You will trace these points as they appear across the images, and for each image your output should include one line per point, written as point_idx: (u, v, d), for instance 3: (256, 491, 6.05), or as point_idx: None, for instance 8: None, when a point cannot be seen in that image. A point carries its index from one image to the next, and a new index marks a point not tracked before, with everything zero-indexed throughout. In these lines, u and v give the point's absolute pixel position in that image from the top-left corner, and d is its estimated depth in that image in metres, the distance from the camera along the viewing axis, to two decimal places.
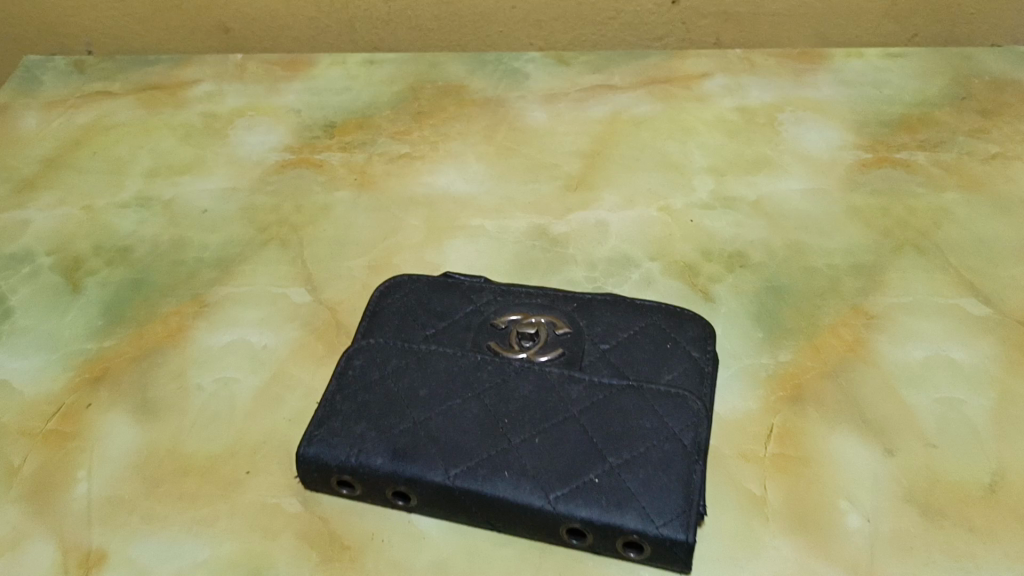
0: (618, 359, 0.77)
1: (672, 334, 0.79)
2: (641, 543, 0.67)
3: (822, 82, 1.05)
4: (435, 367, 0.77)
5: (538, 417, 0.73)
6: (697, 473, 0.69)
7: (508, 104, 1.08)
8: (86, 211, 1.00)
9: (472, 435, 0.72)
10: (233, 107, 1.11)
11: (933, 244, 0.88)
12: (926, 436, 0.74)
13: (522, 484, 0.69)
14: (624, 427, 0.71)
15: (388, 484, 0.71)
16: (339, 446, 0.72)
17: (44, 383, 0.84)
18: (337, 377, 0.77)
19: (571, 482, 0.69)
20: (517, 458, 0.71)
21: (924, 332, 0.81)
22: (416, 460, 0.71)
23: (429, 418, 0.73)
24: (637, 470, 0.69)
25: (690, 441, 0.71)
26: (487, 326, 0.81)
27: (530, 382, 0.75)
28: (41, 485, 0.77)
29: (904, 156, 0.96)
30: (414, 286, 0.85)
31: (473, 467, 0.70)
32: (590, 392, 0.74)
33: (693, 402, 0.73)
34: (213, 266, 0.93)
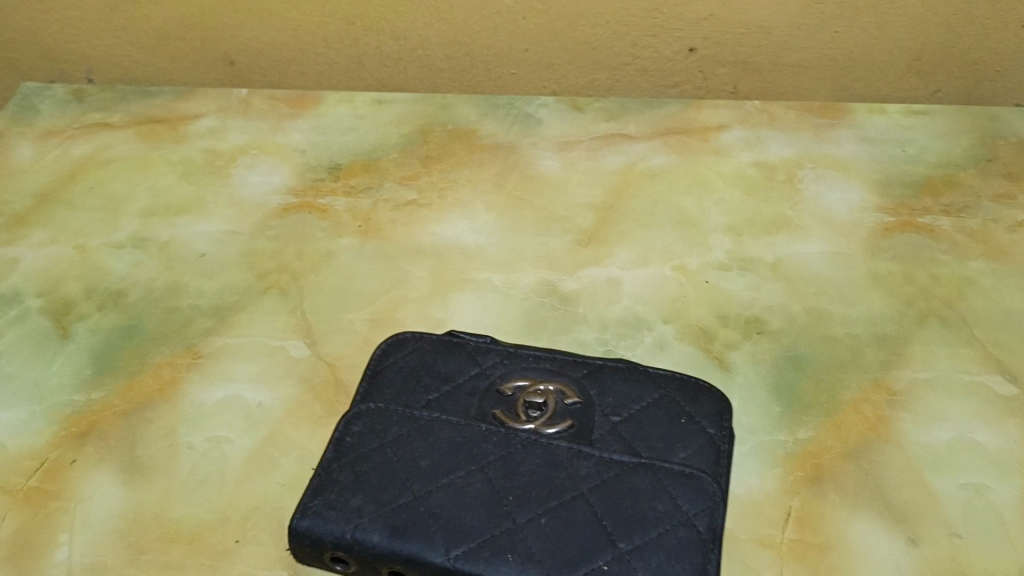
0: (630, 433, 0.73)
1: (687, 407, 0.75)
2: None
3: (843, 139, 1.03)
4: (438, 437, 0.72)
5: (545, 495, 0.68)
6: (712, 562, 0.65)
7: (520, 150, 1.05)
8: (79, 251, 0.97)
9: (475, 513, 0.68)
10: (236, 144, 1.08)
11: (958, 316, 0.84)
12: (952, 525, 0.70)
13: (527, 569, 0.65)
14: (636, 509, 0.67)
15: (385, 563, 0.67)
16: (333, 520, 0.68)
17: (27, 437, 0.80)
18: (334, 443, 0.73)
19: (578, 568, 0.65)
20: (522, 540, 0.66)
21: (949, 411, 0.77)
22: (415, 539, 0.67)
23: (430, 492, 0.69)
24: (649, 557, 0.65)
25: (705, 526, 0.67)
26: (492, 392, 0.77)
27: (537, 456, 0.71)
28: (18, 548, 0.73)
29: (927, 221, 0.93)
30: (417, 345, 0.81)
31: (476, 548, 0.66)
32: (601, 470, 0.70)
33: (709, 484, 0.69)
34: (209, 315, 0.90)
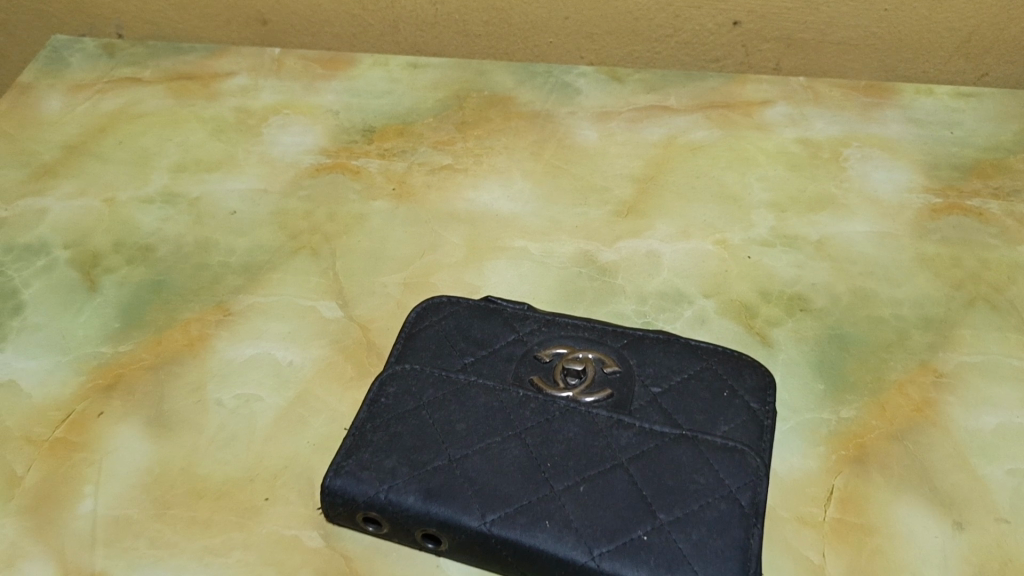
0: (670, 406, 0.71)
1: (729, 381, 0.73)
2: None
3: (890, 119, 1.00)
4: (474, 401, 0.71)
5: (583, 464, 0.67)
6: (755, 538, 0.63)
7: (558, 119, 1.03)
8: (108, 204, 0.95)
9: (511, 479, 0.66)
10: (268, 103, 1.06)
11: (1007, 301, 0.82)
12: (1000, 511, 0.68)
13: (564, 538, 0.63)
14: (676, 481, 0.65)
15: (418, 526, 0.66)
16: (368, 481, 0.67)
17: (52, 387, 0.79)
18: (368, 403, 0.71)
19: (617, 538, 0.63)
20: (560, 508, 0.65)
21: (997, 396, 0.75)
22: (450, 502, 0.65)
23: (465, 456, 0.68)
24: (690, 531, 0.63)
25: (748, 501, 0.65)
26: (530, 359, 0.75)
27: (576, 424, 0.69)
28: (43, 499, 0.72)
29: (976, 204, 0.91)
30: (453, 310, 0.79)
31: (512, 514, 0.65)
32: (642, 440, 0.68)
33: (753, 459, 0.67)
34: (239, 273, 0.88)
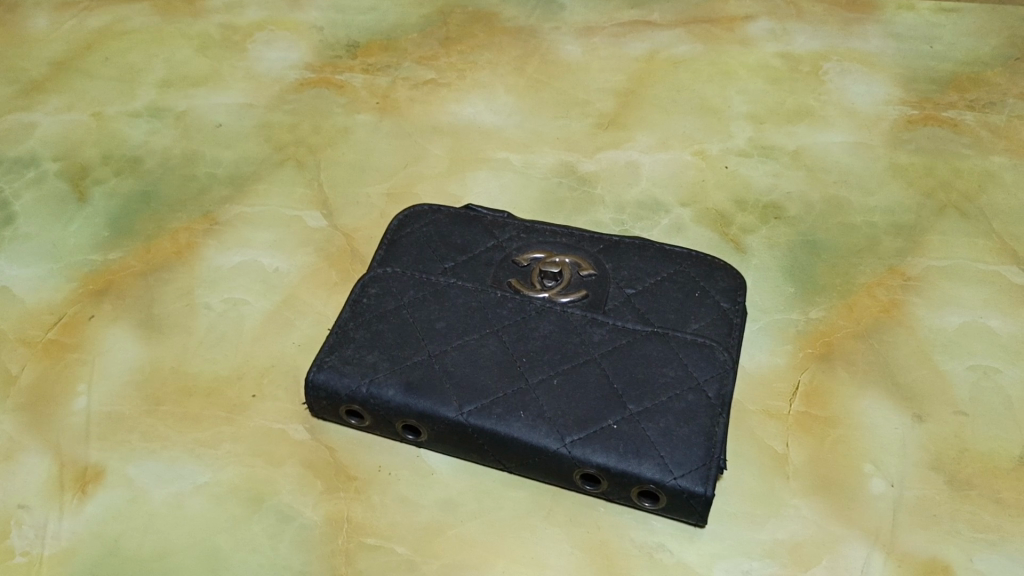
0: (644, 307, 0.73)
1: (701, 283, 0.75)
2: (657, 493, 0.64)
3: (871, 33, 1.01)
4: (453, 300, 0.72)
5: (558, 358, 0.69)
6: (720, 426, 0.65)
7: (541, 35, 1.03)
8: (95, 118, 0.96)
9: (488, 372, 0.68)
10: (252, 19, 1.06)
11: (977, 208, 0.84)
12: (958, 404, 0.71)
13: (539, 426, 0.66)
14: (647, 375, 0.68)
15: (399, 417, 0.68)
16: (350, 374, 0.69)
17: (45, 293, 0.81)
18: (351, 303, 0.73)
19: (588, 427, 0.65)
20: (535, 399, 0.67)
21: (962, 298, 0.77)
22: (430, 394, 0.68)
23: (444, 352, 0.69)
24: (658, 419, 0.65)
25: (715, 393, 0.67)
26: (508, 263, 0.77)
27: (552, 322, 0.71)
28: (39, 396, 0.74)
29: (951, 116, 0.92)
30: (435, 216, 0.80)
31: (489, 405, 0.67)
32: (614, 336, 0.70)
33: (722, 354, 0.69)
34: (225, 184, 0.89)
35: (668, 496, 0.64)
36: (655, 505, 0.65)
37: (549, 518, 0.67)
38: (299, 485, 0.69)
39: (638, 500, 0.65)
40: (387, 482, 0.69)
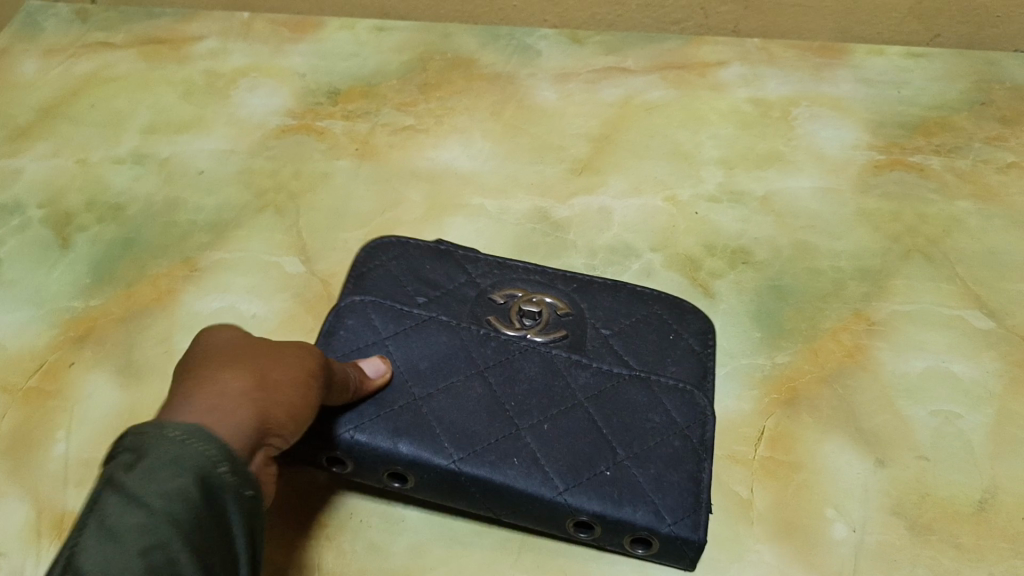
0: (622, 347, 0.74)
1: (674, 326, 0.77)
2: (650, 538, 0.64)
3: (841, 78, 1.03)
4: (436, 341, 0.71)
5: (545, 403, 0.68)
6: (705, 471, 0.67)
7: (518, 81, 1.06)
8: (80, 164, 0.98)
9: (479, 418, 0.67)
10: (236, 66, 1.09)
11: (942, 253, 0.86)
12: (920, 449, 0.72)
13: (533, 474, 0.65)
14: (634, 419, 0.68)
15: (387, 465, 0.66)
16: (338, 418, 0.66)
17: (27, 339, 0.82)
18: (328, 339, 0.71)
19: (582, 473, 0.65)
20: (527, 445, 0.66)
21: (925, 343, 0.79)
22: (421, 440, 0.66)
23: (433, 396, 0.68)
24: (648, 466, 0.66)
25: (699, 439, 0.68)
26: (485, 300, 0.78)
27: (536, 364, 0.71)
28: (19, 442, 0.75)
29: (918, 160, 0.94)
30: (404, 257, 0.81)
31: (481, 452, 0.66)
32: (599, 379, 0.70)
33: (702, 400, 0.70)
34: (206, 230, 0.91)
35: (660, 541, 0.64)
36: (646, 549, 0.65)
37: (517, 564, 0.67)
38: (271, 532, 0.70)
39: (629, 544, 0.65)
40: (357, 529, 0.70)
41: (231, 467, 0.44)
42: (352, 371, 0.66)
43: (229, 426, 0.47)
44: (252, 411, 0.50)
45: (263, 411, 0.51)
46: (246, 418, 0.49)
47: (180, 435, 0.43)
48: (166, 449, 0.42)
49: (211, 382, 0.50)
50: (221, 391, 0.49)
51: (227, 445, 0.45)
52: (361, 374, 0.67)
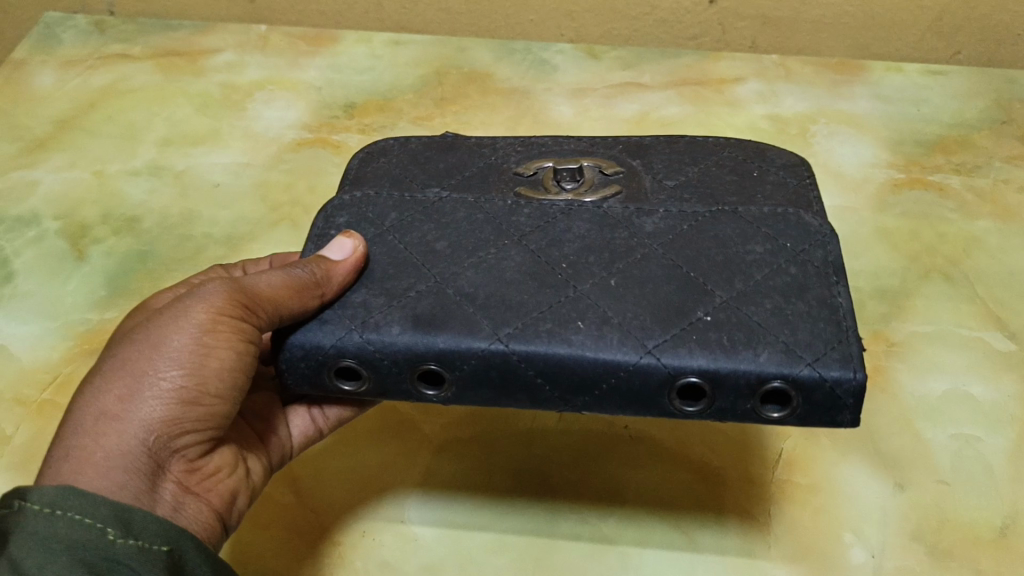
0: (696, 188, 0.69)
1: (757, 165, 0.71)
2: (787, 394, 0.51)
3: (859, 95, 1.03)
4: (453, 215, 0.62)
5: (607, 259, 0.57)
6: (841, 295, 0.54)
7: (534, 96, 1.06)
8: (96, 176, 0.98)
9: (523, 287, 0.56)
10: (252, 79, 1.10)
11: (961, 273, 0.85)
12: (939, 473, 0.71)
13: (608, 335, 0.53)
14: (726, 255, 0.57)
15: (413, 365, 0.54)
16: (334, 323, 0.55)
17: (41, 352, 0.82)
18: (314, 238, 0.61)
19: (673, 326, 0.53)
20: (592, 305, 0.54)
21: (945, 365, 0.78)
22: (449, 326, 0.54)
23: (458, 272, 0.57)
24: (760, 302, 0.54)
25: (820, 260, 0.56)
26: (510, 174, 0.71)
27: (584, 221, 0.61)
28: (32, 456, 0.74)
29: (937, 179, 0.93)
30: (403, 150, 0.75)
31: (533, 326, 0.54)
32: (670, 225, 0.60)
33: (809, 220, 0.59)
34: (221, 243, 0.91)
35: (800, 393, 0.51)
36: (787, 413, 0.52)
37: None
38: (283, 550, 0.69)
39: (762, 410, 0.52)
40: (369, 547, 0.69)
41: (112, 531, 0.45)
42: (303, 268, 0.55)
43: (101, 476, 0.49)
44: (134, 438, 0.51)
45: (150, 430, 0.51)
46: (128, 448, 0.51)
47: (43, 506, 0.44)
48: (29, 524, 0.44)
49: (86, 414, 0.51)
50: (95, 424, 0.50)
51: (104, 506, 0.46)
52: (323, 261, 0.56)
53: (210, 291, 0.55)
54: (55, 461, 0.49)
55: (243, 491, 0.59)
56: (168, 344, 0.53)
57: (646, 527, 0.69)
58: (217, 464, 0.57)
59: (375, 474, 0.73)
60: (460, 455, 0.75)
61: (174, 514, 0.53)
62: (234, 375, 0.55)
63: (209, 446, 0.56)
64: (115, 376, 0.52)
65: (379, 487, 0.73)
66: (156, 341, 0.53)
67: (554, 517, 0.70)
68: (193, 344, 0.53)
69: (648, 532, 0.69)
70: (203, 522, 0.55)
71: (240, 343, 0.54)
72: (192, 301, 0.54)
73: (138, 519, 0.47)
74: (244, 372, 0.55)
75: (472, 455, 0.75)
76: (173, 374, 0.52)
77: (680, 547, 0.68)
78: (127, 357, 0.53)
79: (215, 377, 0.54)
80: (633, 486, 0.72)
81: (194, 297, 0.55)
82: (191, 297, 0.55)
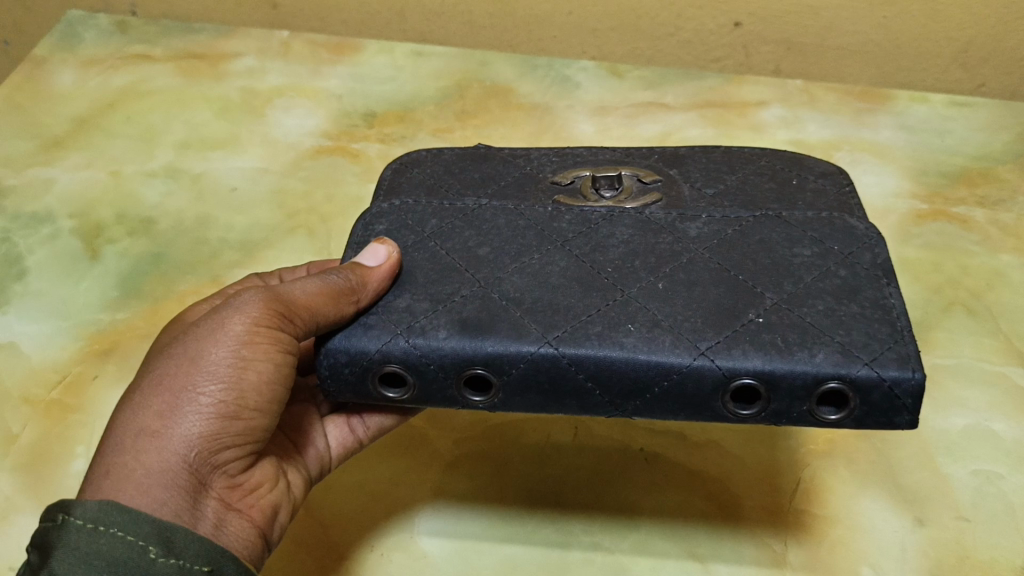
0: (738, 196, 0.68)
1: (796, 174, 0.71)
2: (844, 395, 0.50)
3: (882, 125, 1.03)
4: (494, 222, 0.61)
5: (653, 262, 0.57)
6: (893, 297, 0.54)
7: (556, 112, 1.05)
8: (113, 177, 0.98)
9: (570, 292, 0.55)
10: (273, 86, 1.09)
11: (985, 307, 0.84)
12: (960, 510, 0.69)
13: (659, 337, 0.52)
14: (774, 257, 0.57)
15: (461, 369, 0.53)
16: (379, 328, 0.54)
17: (50, 351, 0.81)
18: (354, 246, 0.60)
19: (725, 328, 0.52)
20: (641, 307, 0.54)
21: (966, 400, 0.77)
22: (497, 331, 0.53)
23: (503, 277, 0.56)
24: (812, 303, 0.53)
25: (869, 262, 0.56)
26: (547, 184, 0.71)
27: (627, 227, 0.60)
28: (39, 456, 0.73)
29: (961, 212, 0.92)
30: (437, 161, 0.74)
31: (582, 328, 0.53)
32: (714, 230, 0.59)
33: (855, 223, 0.59)
34: (236, 249, 0.90)
35: (858, 395, 0.50)
36: (844, 415, 0.51)
37: None
38: (290, 563, 0.67)
39: (818, 412, 0.51)
40: (378, 564, 0.67)
41: (153, 550, 0.46)
42: (337, 274, 0.54)
43: (142, 493, 0.48)
44: (175, 454, 0.50)
45: (191, 446, 0.50)
46: (169, 465, 0.49)
47: (86, 521, 0.45)
48: (71, 539, 0.44)
49: (125, 431, 0.50)
50: (135, 441, 0.49)
51: (146, 523, 0.46)
52: (358, 268, 0.55)
53: (245, 301, 0.54)
54: (95, 480, 0.48)
55: (284, 505, 0.59)
56: (206, 358, 0.52)
57: (659, 552, 0.68)
58: (258, 479, 0.56)
59: (386, 489, 0.72)
60: (474, 469, 0.74)
61: (216, 532, 0.52)
62: (273, 389, 0.54)
63: (250, 460, 0.55)
64: (154, 392, 0.51)
65: (389, 503, 0.71)
66: (193, 354, 0.52)
67: (566, 537, 0.69)
68: (231, 357, 0.52)
69: (662, 557, 0.68)
70: (245, 539, 0.53)
71: (278, 353, 0.53)
72: (228, 313, 0.53)
73: (180, 537, 0.47)
74: (281, 384, 0.54)
75: (483, 472, 0.73)
76: (212, 388, 0.51)
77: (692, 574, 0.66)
78: (164, 372, 0.51)
79: (253, 390, 0.53)
80: (649, 508, 0.71)
81: (229, 308, 0.54)
82: (226, 308, 0.54)
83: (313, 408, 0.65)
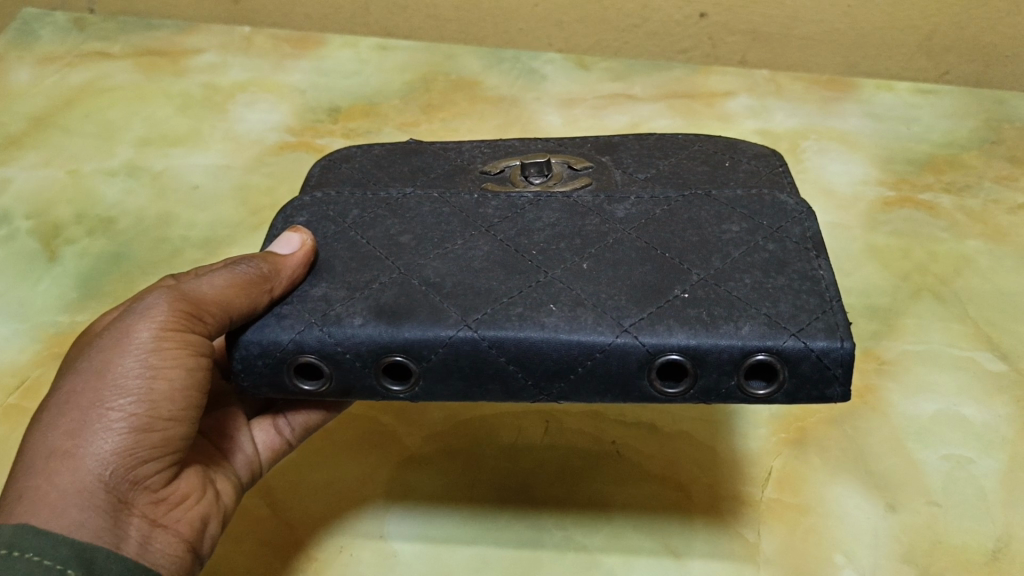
0: (671, 178, 0.68)
1: (728, 156, 0.71)
2: (772, 368, 0.50)
3: (849, 113, 1.04)
4: (417, 209, 0.60)
5: (578, 243, 0.56)
6: (822, 269, 0.53)
7: (522, 104, 1.04)
8: (71, 175, 0.96)
9: (492, 275, 0.54)
10: (235, 81, 1.08)
11: (953, 293, 0.84)
12: (931, 495, 0.69)
13: (581, 316, 0.51)
14: (702, 235, 0.56)
15: (379, 357, 0.52)
16: (293, 318, 0.53)
17: (8, 354, 0.79)
18: (271, 238, 0.59)
19: (650, 305, 0.52)
20: (564, 288, 0.53)
21: (937, 385, 0.77)
22: (415, 316, 0.52)
23: (423, 263, 0.55)
24: (739, 278, 0.53)
25: (799, 236, 0.56)
26: (476, 174, 0.70)
27: (554, 210, 0.59)
28: None
29: (927, 199, 0.93)
30: (366, 157, 0.74)
31: (502, 311, 0.52)
32: (642, 210, 0.59)
33: (784, 199, 0.59)
34: (198, 247, 0.88)
35: (786, 366, 0.49)
36: (774, 390, 0.50)
37: None
38: (257, 567, 0.66)
39: (746, 386, 0.50)
40: (346, 564, 0.66)
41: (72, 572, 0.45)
42: (249, 265, 0.53)
43: (57, 516, 0.46)
44: (89, 473, 0.48)
45: (106, 463, 0.49)
46: (85, 485, 0.48)
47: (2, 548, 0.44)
48: None
49: (36, 455, 0.48)
50: (46, 463, 0.48)
51: (65, 546, 0.45)
52: (270, 257, 0.54)
53: (149, 306, 0.52)
54: (7, 505, 0.47)
55: (215, 515, 0.57)
56: (114, 370, 0.50)
57: (633, 546, 0.67)
58: (184, 491, 0.54)
59: (355, 489, 0.71)
60: (443, 469, 0.72)
61: (142, 550, 0.50)
62: (188, 395, 0.52)
63: (173, 472, 0.53)
64: (62, 411, 0.49)
65: (356, 503, 0.70)
66: (100, 367, 0.50)
67: (539, 533, 0.68)
68: (139, 367, 0.51)
69: (635, 552, 0.67)
70: (174, 554, 0.52)
71: (189, 357, 0.52)
72: (134, 319, 0.52)
73: (101, 558, 0.47)
74: (198, 389, 0.53)
75: (454, 467, 0.72)
76: (123, 402, 0.50)
77: (668, 566, 0.66)
78: (71, 389, 0.50)
79: (166, 398, 0.51)
80: (620, 502, 0.70)
81: (132, 313, 0.52)
82: (130, 315, 0.52)
83: (240, 410, 0.64)
